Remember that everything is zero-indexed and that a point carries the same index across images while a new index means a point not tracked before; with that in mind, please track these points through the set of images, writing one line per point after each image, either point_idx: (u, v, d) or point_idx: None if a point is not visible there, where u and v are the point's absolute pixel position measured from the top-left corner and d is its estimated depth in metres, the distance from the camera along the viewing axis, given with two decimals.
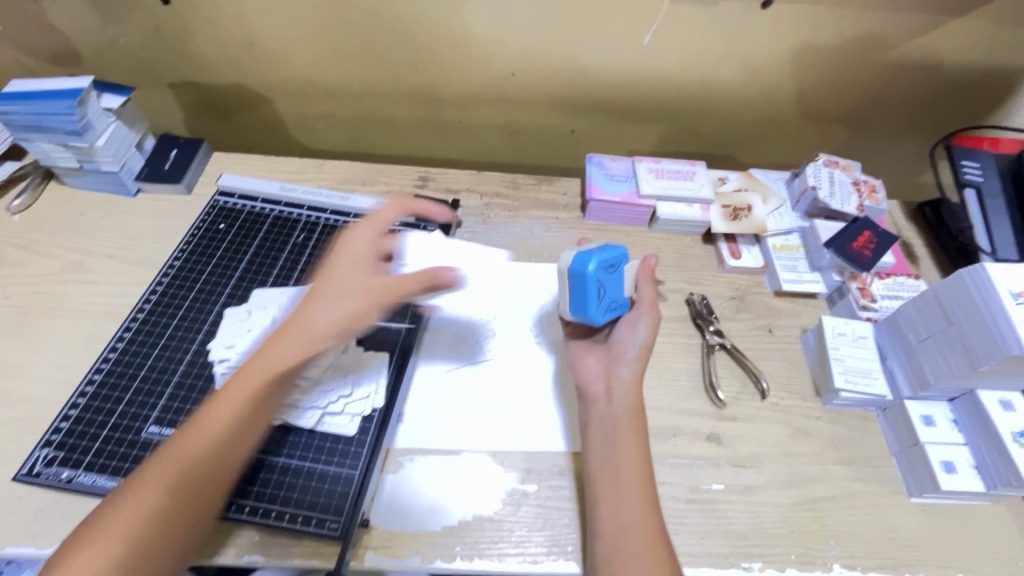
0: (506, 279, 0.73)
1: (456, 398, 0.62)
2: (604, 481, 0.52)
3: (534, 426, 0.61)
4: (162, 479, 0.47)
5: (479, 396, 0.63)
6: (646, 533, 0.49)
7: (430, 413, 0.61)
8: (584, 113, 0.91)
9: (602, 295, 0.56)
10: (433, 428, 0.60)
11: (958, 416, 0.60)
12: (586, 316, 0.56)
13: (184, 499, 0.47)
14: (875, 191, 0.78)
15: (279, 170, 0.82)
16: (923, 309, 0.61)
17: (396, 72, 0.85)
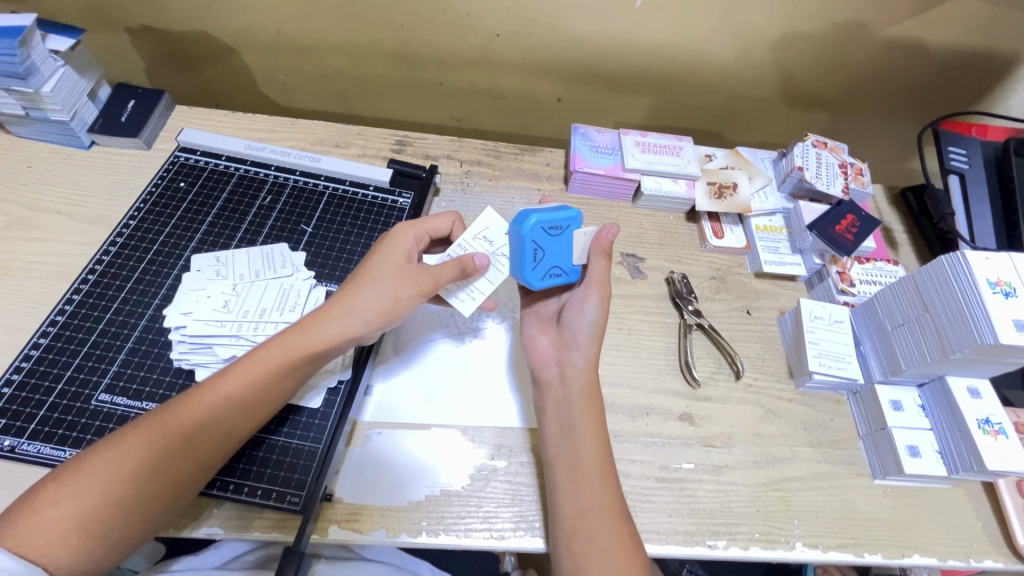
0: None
1: (409, 378, 0.60)
2: (562, 464, 0.51)
3: (489, 406, 0.59)
4: (142, 450, 0.43)
5: (432, 376, 0.61)
6: (609, 515, 0.48)
7: (383, 393, 0.59)
8: (572, 81, 0.88)
9: (540, 259, 0.52)
10: (388, 409, 0.58)
11: (927, 403, 0.61)
12: (522, 279, 0.53)
13: (155, 479, 0.43)
14: (861, 175, 0.77)
15: (246, 127, 0.77)
16: (899, 295, 0.60)
17: (374, 27, 0.80)
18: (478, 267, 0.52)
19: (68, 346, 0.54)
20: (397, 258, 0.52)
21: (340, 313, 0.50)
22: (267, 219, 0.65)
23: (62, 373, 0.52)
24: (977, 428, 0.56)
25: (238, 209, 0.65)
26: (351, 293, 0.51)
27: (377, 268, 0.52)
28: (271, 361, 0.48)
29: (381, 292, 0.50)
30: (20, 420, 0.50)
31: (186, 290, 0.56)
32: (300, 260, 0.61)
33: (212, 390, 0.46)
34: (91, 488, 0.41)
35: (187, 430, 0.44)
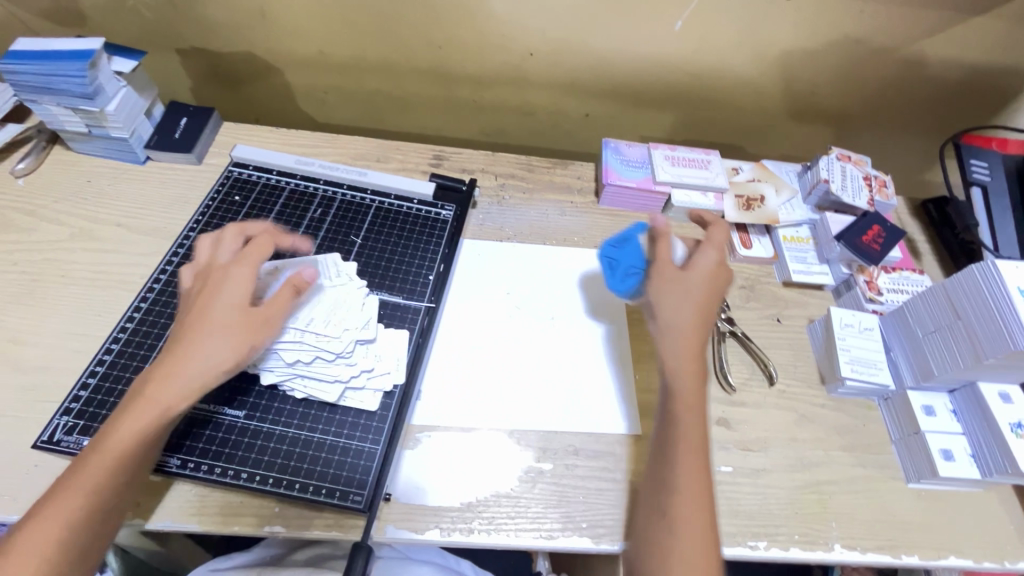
0: (525, 266, 0.73)
1: (463, 376, 0.63)
2: (667, 413, 0.53)
3: (545, 409, 0.61)
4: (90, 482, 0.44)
5: (486, 374, 0.63)
6: (693, 455, 0.51)
7: (440, 390, 0.61)
8: (600, 97, 0.91)
9: (615, 266, 0.63)
10: (443, 406, 0.60)
11: (958, 408, 0.62)
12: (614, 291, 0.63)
13: (105, 503, 0.44)
14: (885, 187, 0.79)
15: (291, 143, 0.81)
16: (930, 303, 0.62)
17: (413, 46, 0.84)
18: (307, 281, 0.54)
19: (138, 351, 0.57)
20: (225, 307, 0.50)
21: (186, 363, 0.48)
22: (318, 231, 0.67)
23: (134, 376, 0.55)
24: (1010, 433, 0.57)
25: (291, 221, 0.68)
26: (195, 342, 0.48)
27: (212, 317, 0.50)
28: (146, 376, 0.48)
29: (221, 344, 0.49)
30: (96, 422, 0.52)
31: None
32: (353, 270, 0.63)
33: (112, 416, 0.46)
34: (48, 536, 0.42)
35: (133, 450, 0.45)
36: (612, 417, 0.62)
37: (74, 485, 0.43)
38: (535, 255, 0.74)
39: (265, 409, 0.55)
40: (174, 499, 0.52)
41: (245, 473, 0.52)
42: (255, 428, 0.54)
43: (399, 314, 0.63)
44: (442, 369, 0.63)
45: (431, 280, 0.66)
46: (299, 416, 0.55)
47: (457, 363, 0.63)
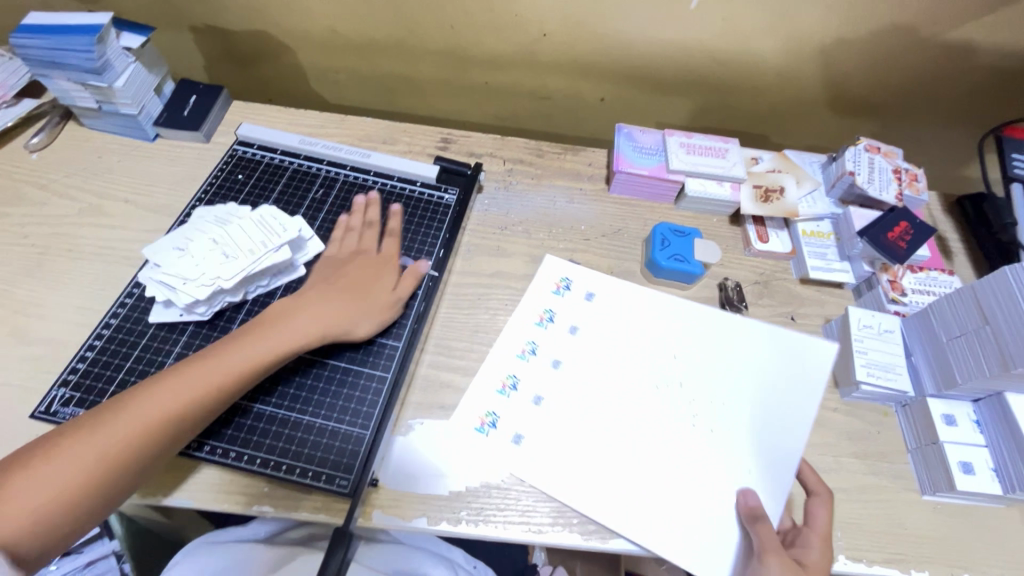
0: (791, 354, 0.63)
1: (581, 418, 0.58)
2: None
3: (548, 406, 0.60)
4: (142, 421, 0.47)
5: (608, 427, 0.58)
6: None
7: (541, 428, 0.58)
8: (616, 81, 0.87)
9: (666, 245, 0.70)
10: (542, 442, 0.57)
11: (982, 419, 0.58)
12: (651, 259, 0.70)
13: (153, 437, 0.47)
14: (917, 181, 0.74)
15: (299, 123, 0.80)
16: (958, 307, 0.58)
17: (423, 26, 0.82)
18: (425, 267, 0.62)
19: (136, 326, 0.57)
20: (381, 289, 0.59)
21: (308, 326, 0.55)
22: (318, 213, 0.66)
23: (131, 351, 0.55)
24: None
25: (293, 200, 0.67)
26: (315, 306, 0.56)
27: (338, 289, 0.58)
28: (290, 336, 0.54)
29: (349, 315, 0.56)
30: (92, 395, 0.53)
31: (168, 263, 0.57)
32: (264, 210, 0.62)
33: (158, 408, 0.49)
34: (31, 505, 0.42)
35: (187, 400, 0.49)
36: (718, 526, 0.54)
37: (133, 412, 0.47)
38: (783, 339, 0.64)
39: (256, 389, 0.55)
40: (162, 473, 0.52)
41: (233, 451, 0.52)
42: (245, 407, 0.54)
43: None
44: (554, 407, 0.59)
45: (430, 266, 0.64)
46: (291, 398, 0.55)
47: (576, 401, 0.59)
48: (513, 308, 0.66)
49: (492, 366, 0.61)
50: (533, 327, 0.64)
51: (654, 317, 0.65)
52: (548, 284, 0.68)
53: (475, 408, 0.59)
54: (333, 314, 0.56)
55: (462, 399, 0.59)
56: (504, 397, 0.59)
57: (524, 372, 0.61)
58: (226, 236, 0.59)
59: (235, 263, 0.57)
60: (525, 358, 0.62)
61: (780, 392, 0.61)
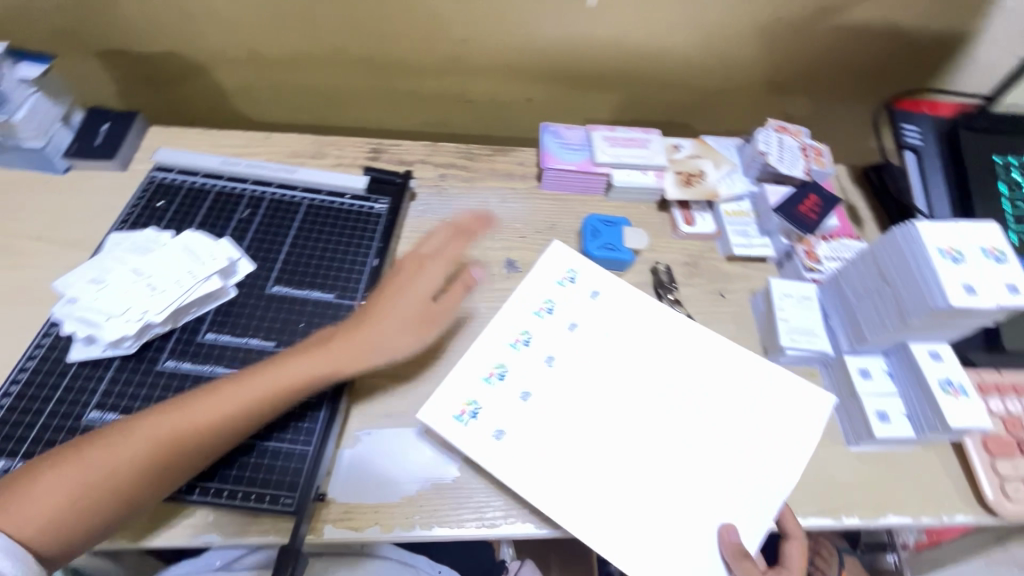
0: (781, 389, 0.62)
1: (565, 418, 0.58)
2: None
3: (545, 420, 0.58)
4: (160, 431, 0.48)
5: (593, 436, 0.58)
6: None
7: (521, 423, 0.57)
8: (540, 81, 0.90)
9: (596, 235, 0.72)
10: (520, 440, 0.57)
11: (894, 369, 0.63)
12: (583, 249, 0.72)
13: (168, 451, 0.48)
14: (822, 155, 0.80)
15: (222, 143, 0.78)
16: (862, 269, 0.62)
17: (342, 37, 0.82)
18: (474, 278, 0.62)
19: (56, 367, 0.54)
20: (412, 302, 0.58)
21: (368, 349, 0.55)
22: (246, 232, 0.65)
23: (52, 393, 0.53)
24: (939, 389, 0.58)
25: (218, 222, 0.66)
26: (374, 331, 0.56)
27: (396, 310, 0.57)
28: (365, 361, 0.55)
29: (394, 334, 0.56)
30: (12, 442, 0.50)
31: (89, 299, 0.55)
32: (190, 237, 0.61)
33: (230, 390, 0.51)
34: (99, 472, 0.46)
35: (203, 423, 0.49)
36: (702, 561, 0.53)
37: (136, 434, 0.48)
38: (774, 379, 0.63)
39: None
40: None
41: None
42: None
43: (329, 312, 0.61)
44: (541, 405, 0.59)
45: (365, 275, 0.64)
46: None
47: (563, 402, 0.59)
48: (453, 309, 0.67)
49: (479, 353, 0.61)
50: (530, 316, 0.65)
51: (646, 334, 0.65)
52: (532, 303, 0.66)
53: (456, 397, 0.58)
54: (387, 344, 0.56)
55: (447, 387, 0.59)
56: (488, 386, 0.59)
57: (513, 364, 0.61)
58: (151, 267, 0.57)
59: (164, 294, 0.56)
60: (517, 349, 0.62)
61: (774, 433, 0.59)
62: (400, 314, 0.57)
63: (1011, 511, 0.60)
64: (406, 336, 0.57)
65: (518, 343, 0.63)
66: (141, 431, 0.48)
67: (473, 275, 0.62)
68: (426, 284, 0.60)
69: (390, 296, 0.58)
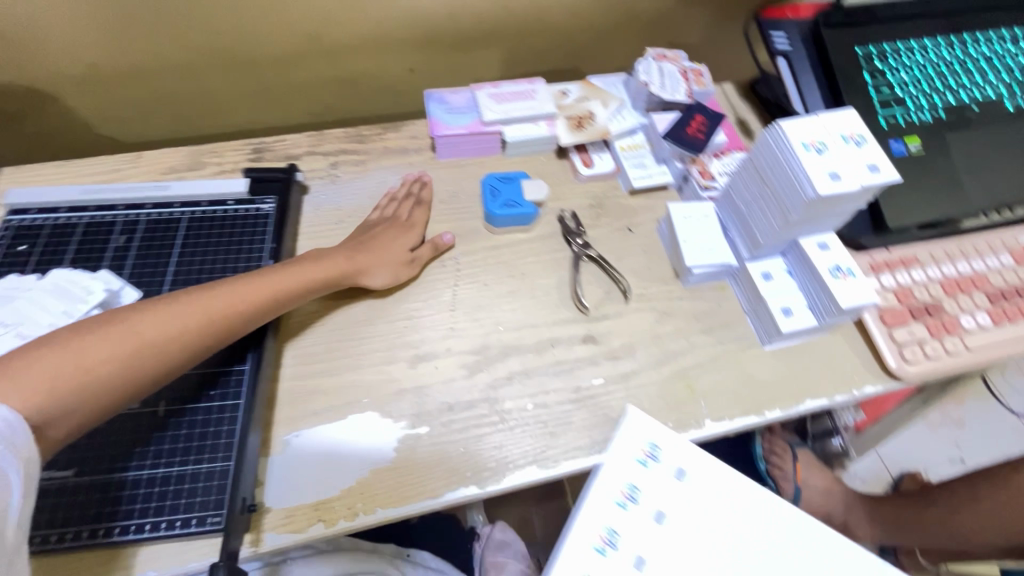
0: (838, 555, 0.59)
1: (692, 549, 0.57)
2: None
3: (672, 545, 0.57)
4: (193, 312, 0.52)
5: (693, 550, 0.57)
6: None
7: (658, 548, 0.57)
8: (419, 48, 0.87)
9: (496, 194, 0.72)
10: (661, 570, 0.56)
11: (792, 267, 0.66)
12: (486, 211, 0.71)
13: (199, 330, 0.52)
14: (702, 76, 0.82)
15: (87, 172, 0.73)
16: (744, 177, 0.65)
17: (194, 37, 0.76)
18: (445, 242, 0.70)
19: None
20: (399, 247, 0.67)
21: (360, 266, 0.64)
22: (125, 260, 0.62)
23: None
24: (830, 276, 0.61)
25: (92, 255, 0.62)
26: (369, 255, 0.65)
27: (383, 249, 0.66)
28: (356, 273, 0.64)
29: (386, 261, 0.65)
30: None
31: None
32: (61, 275, 0.56)
33: (256, 285, 0.57)
34: (94, 358, 0.47)
35: (231, 311, 0.54)
36: None
37: (172, 313, 0.51)
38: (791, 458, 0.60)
39: (95, 461, 0.51)
40: None
41: (86, 530, 0.48)
42: (91, 481, 0.50)
43: None
44: (677, 525, 0.58)
45: None
46: (139, 455, 0.52)
47: (689, 537, 0.58)
48: (364, 296, 0.66)
49: (612, 472, 0.58)
50: (653, 420, 0.60)
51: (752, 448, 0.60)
52: (635, 450, 0.58)
53: (593, 523, 0.57)
54: (378, 261, 0.65)
55: (580, 514, 0.58)
56: (624, 508, 0.58)
57: (642, 480, 0.59)
58: (18, 315, 0.53)
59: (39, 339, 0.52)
60: (646, 463, 0.58)
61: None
62: (387, 249, 0.66)
63: (910, 372, 0.65)
64: (390, 259, 0.66)
65: (605, 547, 0.56)
66: (176, 312, 0.52)
67: (444, 238, 0.70)
68: (404, 228, 0.69)
69: (376, 236, 0.67)
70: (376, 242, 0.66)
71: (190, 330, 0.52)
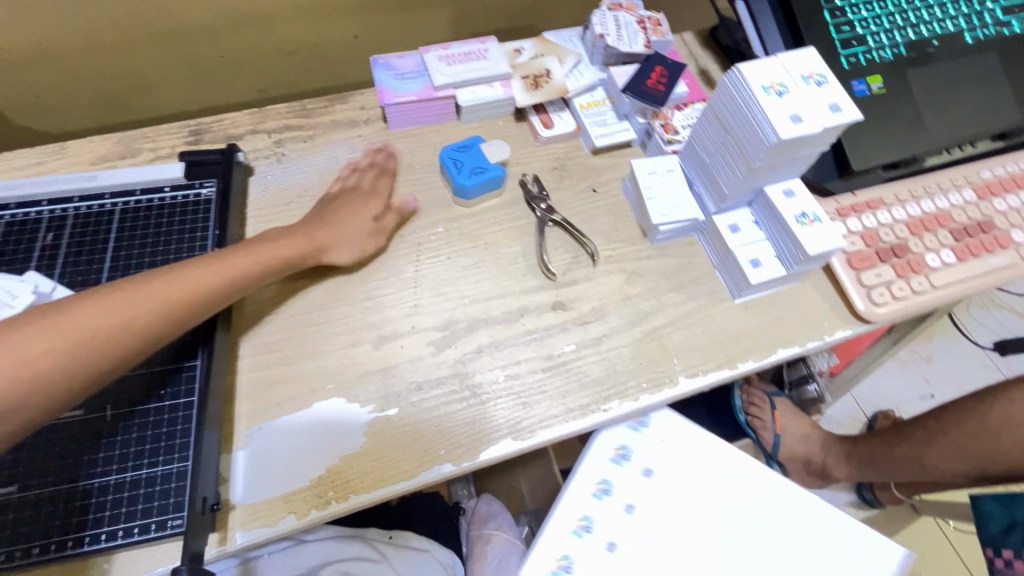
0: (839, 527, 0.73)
1: (654, 529, 0.71)
2: None
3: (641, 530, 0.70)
4: (170, 288, 0.50)
5: None
6: None
7: (628, 533, 0.70)
8: (360, 12, 0.81)
9: (460, 166, 0.68)
10: (630, 551, 0.69)
11: (758, 217, 0.65)
12: (455, 184, 0.67)
13: (179, 305, 0.50)
14: (659, 25, 0.78)
15: (7, 169, 0.67)
16: (706, 127, 0.63)
17: (109, 12, 0.69)
18: (410, 206, 0.67)
19: None
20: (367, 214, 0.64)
21: (329, 233, 0.62)
22: (55, 260, 0.57)
23: None
24: (795, 223, 0.60)
25: (17, 257, 0.57)
26: (334, 224, 0.62)
27: (341, 224, 0.63)
28: (324, 240, 0.61)
29: (351, 224, 0.63)
30: None
31: None
32: None
33: (231, 261, 0.55)
34: (76, 331, 0.44)
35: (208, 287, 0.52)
36: None
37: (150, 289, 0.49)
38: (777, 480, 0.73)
39: (41, 474, 0.48)
40: None
41: (39, 546, 0.46)
42: (39, 495, 0.48)
43: None
44: (643, 514, 0.71)
45: None
46: (89, 463, 0.49)
47: (654, 525, 0.71)
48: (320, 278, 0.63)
49: (583, 475, 0.71)
50: (610, 465, 0.72)
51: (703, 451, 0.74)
52: (607, 452, 0.72)
53: (571, 511, 0.69)
54: (350, 232, 0.62)
55: (561, 502, 0.70)
56: (598, 500, 0.70)
57: (617, 480, 0.71)
58: None
59: None
60: (618, 462, 0.72)
61: (818, 533, 0.73)
62: (353, 222, 0.63)
63: (879, 314, 0.65)
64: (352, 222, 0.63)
65: (601, 493, 0.71)
66: (153, 287, 0.49)
67: (410, 201, 0.67)
68: (373, 196, 0.66)
69: (337, 206, 0.64)
70: (339, 215, 0.63)
71: (170, 306, 0.49)
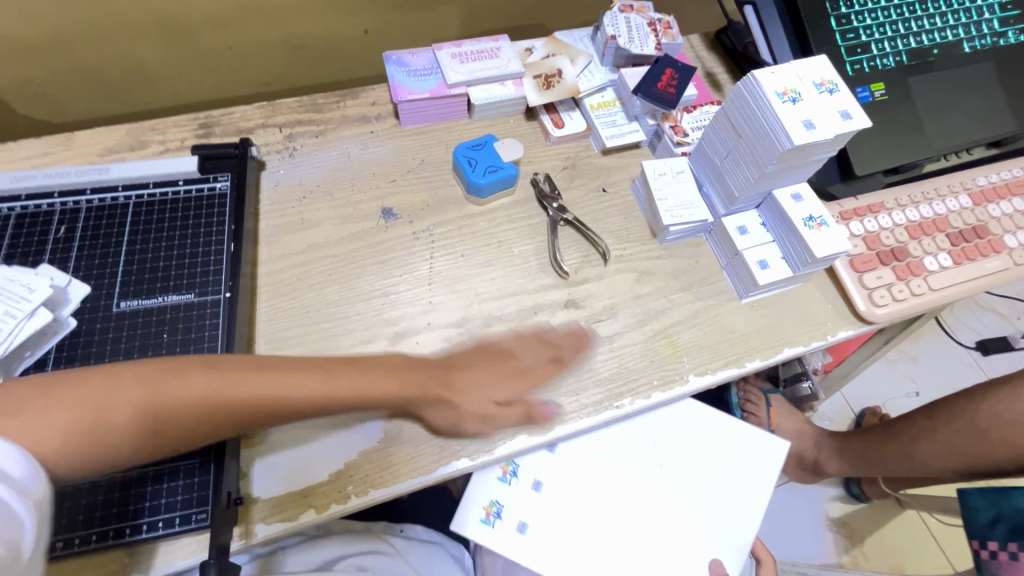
0: (748, 457, 0.78)
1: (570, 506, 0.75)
2: None
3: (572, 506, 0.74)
4: (270, 389, 0.45)
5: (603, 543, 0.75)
6: None
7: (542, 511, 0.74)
8: (371, 8, 0.81)
9: (474, 164, 0.69)
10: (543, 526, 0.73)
11: (766, 220, 0.67)
12: (468, 182, 0.68)
13: (269, 409, 0.45)
14: (669, 28, 0.79)
15: (14, 159, 0.66)
16: (718, 131, 0.64)
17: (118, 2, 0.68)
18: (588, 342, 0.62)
19: None
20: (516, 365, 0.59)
21: (462, 394, 0.55)
22: (69, 254, 0.57)
23: None
24: (803, 226, 0.62)
25: (30, 250, 0.56)
26: (464, 385, 0.56)
27: (477, 373, 0.57)
28: (461, 395, 0.55)
29: (494, 388, 0.57)
30: None
31: None
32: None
33: (346, 373, 0.49)
34: (161, 405, 0.40)
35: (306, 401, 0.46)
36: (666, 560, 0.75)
37: (249, 385, 0.44)
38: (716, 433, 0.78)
39: None
40: None
41: (61, 541, 0.46)
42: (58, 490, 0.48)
43: (193, 313, 0.56)
44: (549, 492, 0.75)
45: (222, 266, 0.58)
46: None
47: (569, 493, 0.75)
48: (334, 275, 0.63)
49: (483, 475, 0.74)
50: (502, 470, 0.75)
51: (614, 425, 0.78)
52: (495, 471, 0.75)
53: (479, 499, 0.73)
54: (491, 393, 0.57)
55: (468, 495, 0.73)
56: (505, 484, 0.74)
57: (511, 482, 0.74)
58: None
59: None
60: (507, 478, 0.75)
61: (745, 484, 0.77)
62: (487, 385, 0.57)
63: (879, 315, 0.67)
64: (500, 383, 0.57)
65: (508, 476, 0.75)
66: (252, 386, 0.44)
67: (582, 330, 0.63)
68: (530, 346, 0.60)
69: (475, 366, 0.58)
70: (473, 369, 0.57)
71: (261, 408, 0.44)
